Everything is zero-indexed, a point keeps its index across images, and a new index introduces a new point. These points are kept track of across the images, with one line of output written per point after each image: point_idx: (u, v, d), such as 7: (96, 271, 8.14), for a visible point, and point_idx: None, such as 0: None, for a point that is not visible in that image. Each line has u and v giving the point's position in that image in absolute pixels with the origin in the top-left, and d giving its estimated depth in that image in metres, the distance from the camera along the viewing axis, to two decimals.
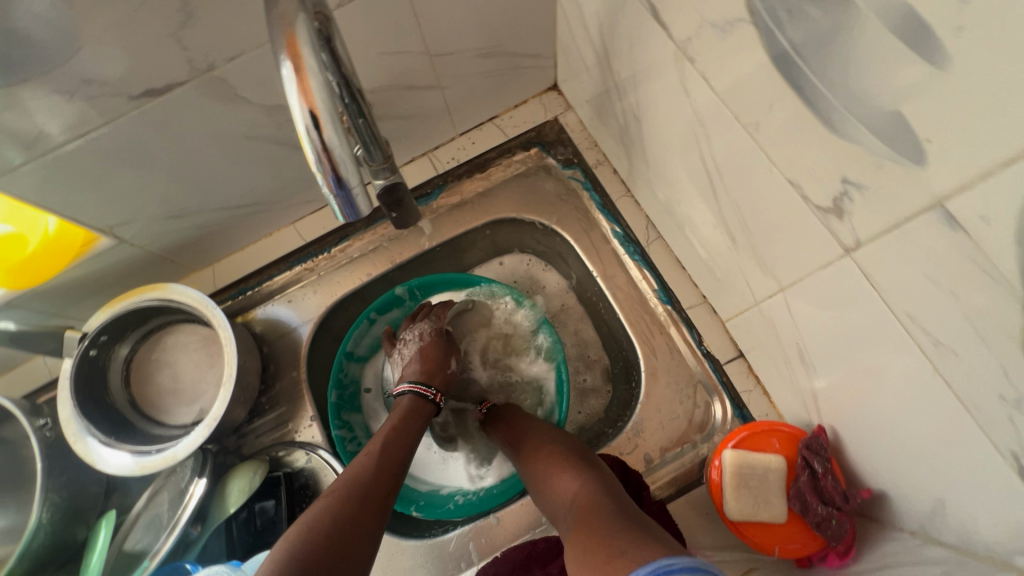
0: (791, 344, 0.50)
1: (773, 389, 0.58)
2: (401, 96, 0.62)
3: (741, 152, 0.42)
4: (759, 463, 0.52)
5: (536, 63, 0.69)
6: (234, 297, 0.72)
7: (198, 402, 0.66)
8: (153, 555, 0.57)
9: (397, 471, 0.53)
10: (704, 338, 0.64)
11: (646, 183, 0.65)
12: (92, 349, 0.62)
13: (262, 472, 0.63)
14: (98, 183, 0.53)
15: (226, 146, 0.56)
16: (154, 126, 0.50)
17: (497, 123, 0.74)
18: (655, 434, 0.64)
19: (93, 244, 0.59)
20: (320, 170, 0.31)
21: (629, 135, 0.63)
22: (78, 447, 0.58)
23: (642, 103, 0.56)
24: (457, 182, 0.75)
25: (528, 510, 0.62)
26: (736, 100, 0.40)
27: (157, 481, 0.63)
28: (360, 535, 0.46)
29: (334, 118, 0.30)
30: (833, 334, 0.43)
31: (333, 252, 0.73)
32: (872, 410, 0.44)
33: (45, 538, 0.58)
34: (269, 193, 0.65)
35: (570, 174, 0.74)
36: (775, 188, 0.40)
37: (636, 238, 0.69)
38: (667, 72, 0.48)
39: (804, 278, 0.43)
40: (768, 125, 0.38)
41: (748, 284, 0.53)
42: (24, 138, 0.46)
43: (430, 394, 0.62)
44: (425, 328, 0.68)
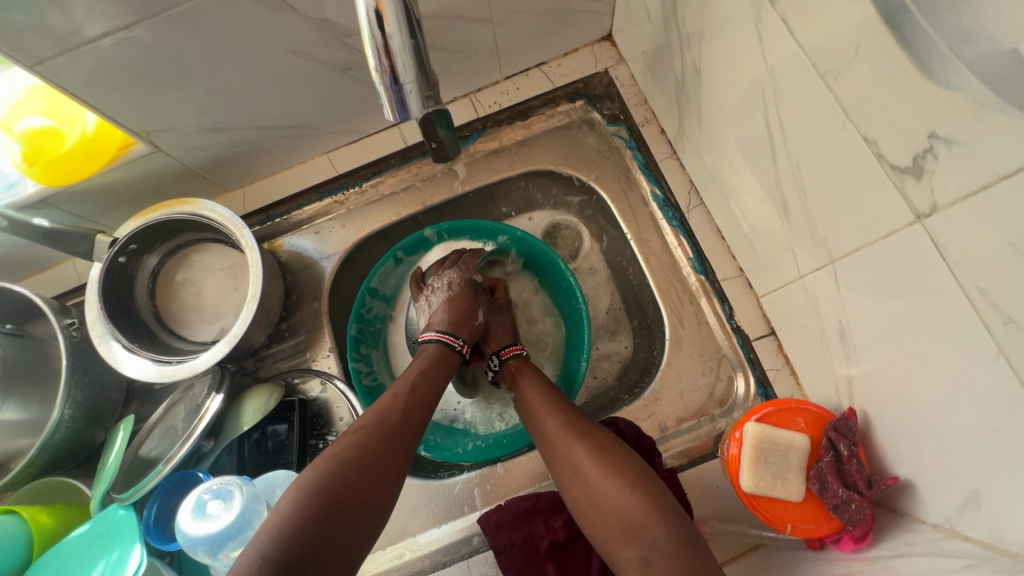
0: (832, 322, 0.48)
1: (802, 370, 0.56)
2: (451, 27, 0.59)
3: (812, 107, 0.39)
4: (782, 440, 0.50)
5: (594, 8, 0.65)
6: (262, 223, 0.71)
7: (220, 321, 0.66)
8: (168, 460, 0.57)
9: (423, 412, 0.53)
10: (736, 312, 0.62)
11: (695, 145, 0.62)
12: (121, 256, 0.62)
13: (277, 396, 0.63)
14: (135, 84, 0.52)
15: (268, 59, 0.54)
16: (195, 28, 0.49)
17: (544, 69, 0.72)
18: (672, 403, 0.63)
19: (129, 149, 0.59)
20: (376, 70, 0.31)
21: (685, 91, 0.59)
22: (101, 349, 0.59)
23: (705, 53, 0.52)
24: (497, 128, 0.72)
25: (537, 464, 0.62)
26: (818, 46, 0.37)
27: (174, 394, 0.64)
28: (386, 475, 0.46)
29: (398, 9, 0.29)
30: (884, 310, 0.41)
31: (365, 188, 0.71)
32: (912, 395, 0.42)
33: (66, 433, 0.59)
34: (307, 117, 0.64)
35: (614, 132, 0.71)
36: (845, 146, 0.38)
37: (676, 202, 0.67)
38: (742, 16, 0.44)
39: (860, 249, 0.41)
40: (851, 74, 0.35)
41: (794, 257, 0.51)
42: (62, 26, 0.45)
43: (457, 345, 0.61)
44: (454, 277, 0.67)
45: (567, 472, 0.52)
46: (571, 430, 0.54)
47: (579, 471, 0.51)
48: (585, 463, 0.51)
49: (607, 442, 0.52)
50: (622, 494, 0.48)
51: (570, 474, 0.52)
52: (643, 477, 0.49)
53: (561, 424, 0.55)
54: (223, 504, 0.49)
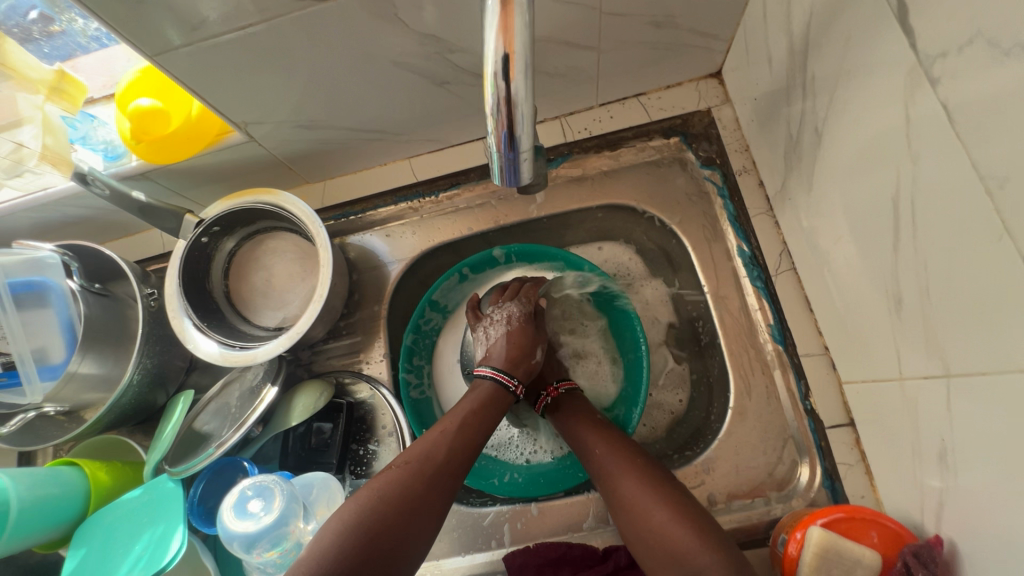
0: (931, 438, 0.43)
1: (881, 474, 0.51)
2: (555, 52, 0.57)
3: (958, 207, 0.35)
4: (850, 552, 0.46)
5: (708, 44, 0.61)
6: (337, 218, 0.72)
7: (284, 310, 0.68)
8: (219, 444, 0.58)
9: (471, 451, 0.52)
10: (813, 394, 0.57)
11: (797, 206, 0.57)
12: (203, 237, 0.64)
13: (327, 395, 0.63)
14: (245, 78, 0.53)
15: (371, 67, 0.54)
16: (309, 31, 0.49)
17: (642, 100, 0.68)
18: (725, 476, 0.59)
19: (225, 136, 0.60)
20: (493, 123, 0.26)
21: (796, 149, 0.54)
22: (174, 323, 0.61)
23: (830, 117, 0.47)
24: (582, 155, 0.69)
25: (572, 512, 0.60)
26: (984, 141, 0.32)
27: (232, 374, 0.66)
28: (426, 515, 0.46)
29: (527, 68, 0.24)
30: (1003, 447, 0.36)
31: (441, 198, 0.71)
32: (1015, 546, 0.37)
33: (132, 396, 0.62)
34: (396, 123, 0.64)
35: (707, 175, 0.67)
36: (994, 263, 0.33)
37: (764, 263, 0.62)
38: (886, 90, 0.39)
39: (987, 374, 0.36)
40: (1021, 186, 0.30)
41: (896, 354, 0.45)
42: (189, 19, 0.46)
43: (511, 385, 0.59)
44: (514, 310, 0.64)
45: (620, 505, 0.51)
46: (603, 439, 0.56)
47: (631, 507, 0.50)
48: (633, 493, 0.51)
49: (661, 478, 0.51)
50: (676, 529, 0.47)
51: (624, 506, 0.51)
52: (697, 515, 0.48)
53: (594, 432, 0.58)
54: (263, 504, 0.50)
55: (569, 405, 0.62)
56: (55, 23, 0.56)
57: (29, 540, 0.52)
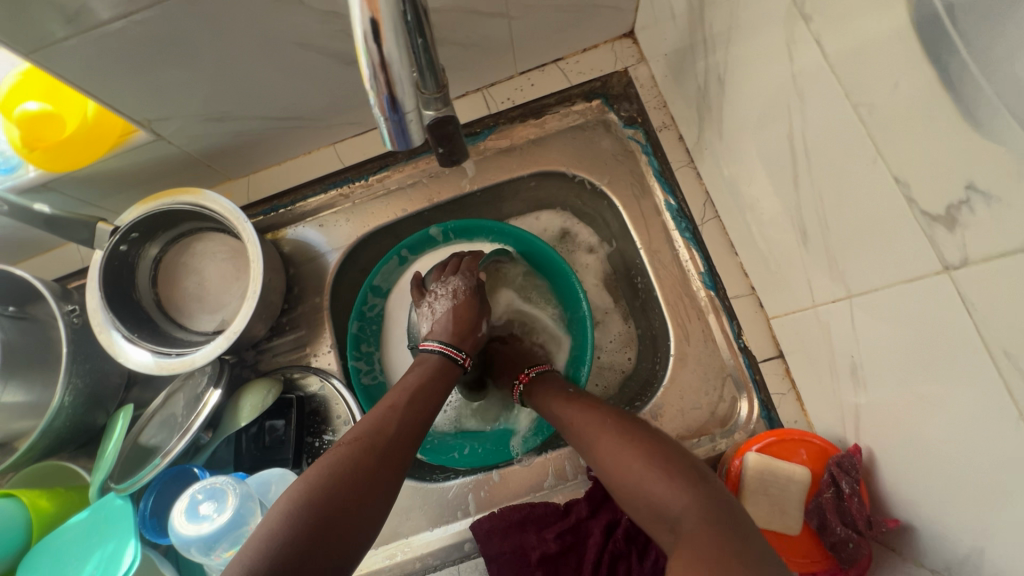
0: (843, 356, 0.47)
1: (808, 398, 0.55)
2: (464, 21, 0.57)
3: (841, 137, 0.37)
4: (783, 472, 0.50)
5: (616, 4, 0.62)
6: (266, 213, 0.70)
7: (220, 312, 0.66)
8: (165, 454, 0.57)
9: (421, 423, 0.53)
10: (744, 332, 0.60)
11: (714, 155, 0.59)
12: (122, 245, 0.61)
13: (275, 392, 0.62)
14: (141, 72, 0.51)
15: (276, 49, 0.53)
16: (203, 15, 0.47)
17: (561, 66, 0.68)
18: (673, 421, 0.62)
19: (131, 136, 0.58)
20: (372, 88, 0.25)
21: (706, 99, 0.56)
22: (101, 337, 0.59)
23: (730, 65, 0.49)
24: (508, 125, 0.70)
25: (532, 474, 0.61)
26: (854, 70, 0.34)
27: (174, 383, 0.64)
28: (378, 486, 0.46)
29: (399, 28, 0.24)
30: (901, 354, 0.39)
31: (371, 181, 0.70)
32: (918, 440, 0.40)
33: (67, 419, 0.60)
34: (313, 108, 0.62)
35: (631, 135, 0.69)
36: (874, 185, 0.35)
37: (690, 214, 0.64)
38: (772, 32, 0.41)
39: (880, 289, 0.39)
40: (887, 109, 0.32)
41: (810, 284, 0.48)
42: (66, 10, 0.43)
43: (459, 358, 0.60)
44: (459, 285, 0.65)
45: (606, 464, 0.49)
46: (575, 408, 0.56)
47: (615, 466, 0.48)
48: (608, 443, 0.49)
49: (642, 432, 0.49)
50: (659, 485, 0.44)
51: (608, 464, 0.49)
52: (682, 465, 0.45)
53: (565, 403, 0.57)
54: (216, 505, 0.49)
55: (550, 370, 0.63)
56: None
57: None
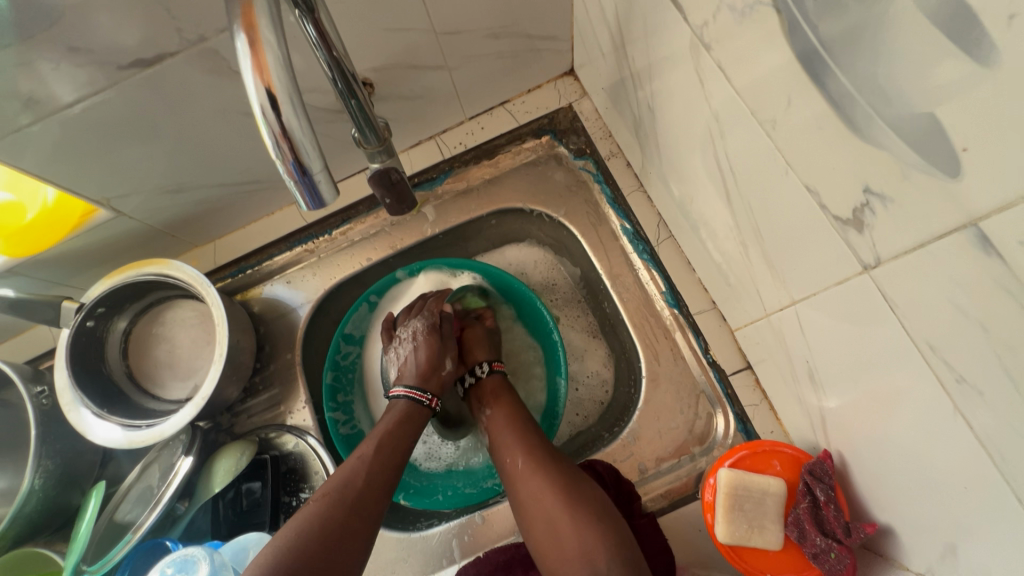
0: (800, 361, 0.47)
1: (780, 407, 0.55)
2: (406, 76, 0.60)
3: (756, 152, 0.38)
4: (756, 485, 0.50)
5: (552, 46, 0.65)
6: (233, 275, 0.71)
7: (192, 378, 0.66)
8: (136, 528, 0.56)
9: (391, 470, 0.52)
10: (711, 347, 0.60)
11: (660, 178, 0.61)
12: (89, 320, 0.62)
13: (249, 453, 0.62)
14: (95, 154, 0.53)
15: (225, 120, 0.55)
16: (149, 96, 0.49)
17: (508, 108, 0.71)
18: (651, 444, 0.61)
19: (92, 216, 0.59)
20: (278, 154, 0.26)
21: (643, 127, 0.59)
22: (71, 416, 0.59)
23: (657, 93, 0.51)
24: (463, 168, 0.72)
25: (515, 512, 0.60)
26: (754, 91, 0.36)
27: (149, 454, 0.63)
28: (351, 541, 0.46)
29: (295, 98, 0.25)
30: (847, 354, 0.40)
31: (335, 235, 0.71)
32: (880, 439, 0.40)
33: (38, 502, 0.59)
34: (270, 171, 0.64)
35: (581, 166, 0.71)
36: (791, 195, 0.37)
37: (646, 236, 0.66)
38: (683, 61, 0.43)
39: (817, 293, 0.40)
40: (787, 125, 0.34)
41: (761, 294, 0.49)
42: (15, 104, 0.45)
43: (425, 399, 0.60)
44: (419, 326, 0.65)
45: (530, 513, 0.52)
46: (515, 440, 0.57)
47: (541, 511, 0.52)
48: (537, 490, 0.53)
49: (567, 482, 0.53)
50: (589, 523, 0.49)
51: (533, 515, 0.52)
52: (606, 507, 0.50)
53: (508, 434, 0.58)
54: None
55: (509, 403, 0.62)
56: None
57: None
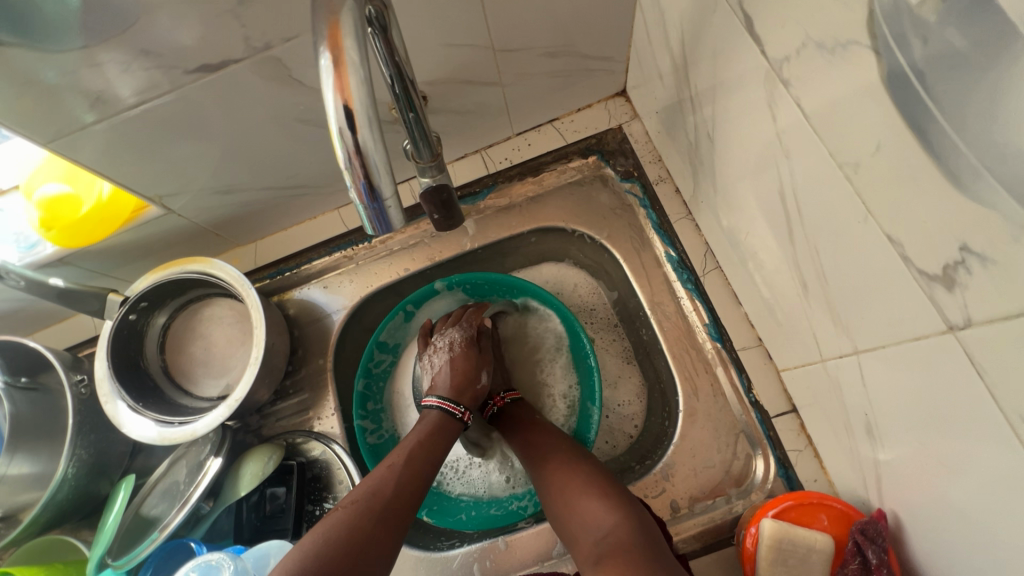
0: (857, 413, 0.44)
1: (827, 455, 0.52)
2: (460, 90, 0.59)
3: (829, 193, 0.37)
4: (803, 541, 0.47)
5: (606, 67, 0.64)
6: (272, 276, 0.71)
7: (225, 377, 0.66)
8: (164, 527, 0.57)
9: (420, 481, 0.51)
10: (754, 386, 0.58)
11: (711, 208, 0.59)
12: (132, 313, 0.63)
13: (276, 458, 0.62)
14: (151, 152, 0.53)
15: (279, 126, 0.55)
16: (209, 100, 0.50)
17: (556, 126, 0.71)
18: (686, 481, 0.59)
19: (142, 212, 0.60)
20: (349, 173, 0.26)
21: (698, 154, 0.57)
22: (107, 408, 0.59)
23: (718, 122, 0.50)
24: (508, 184, 0.71)
25: (539, 541, 0.58)
26: (835, 132, 0.34)
27: (178, 450, 0.64)
28: (376, 554, 0.45)
29: (374, 120, 0.25)
30: (915, 413, 0.37)
31: (374, 243, 0.71)
32: (944, 506, 0.38)
33: (70, 490, 0.60)
34: (317, 177, 0.64)
35: (628, 188, 0.69)
36: (868, 242, 0.35)
37: (691, 265, 0.64)
38: (753, 93, 0.42)
39: (886, 346, 0.37)
40: (871, 170, 0.32)
41: (816, 339, 0.47)
42: (81, 103, 0.46)
43: (457, 412, 0.59)
44: (456, 336, 0.65)
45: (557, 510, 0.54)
46: (537, 434, 0.60)
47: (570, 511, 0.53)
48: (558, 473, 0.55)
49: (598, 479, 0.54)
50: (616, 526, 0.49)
51: (562, 511, 0.53)
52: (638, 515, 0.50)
53: (530, 428, 0.61)
54: None
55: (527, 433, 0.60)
56: None
57: None
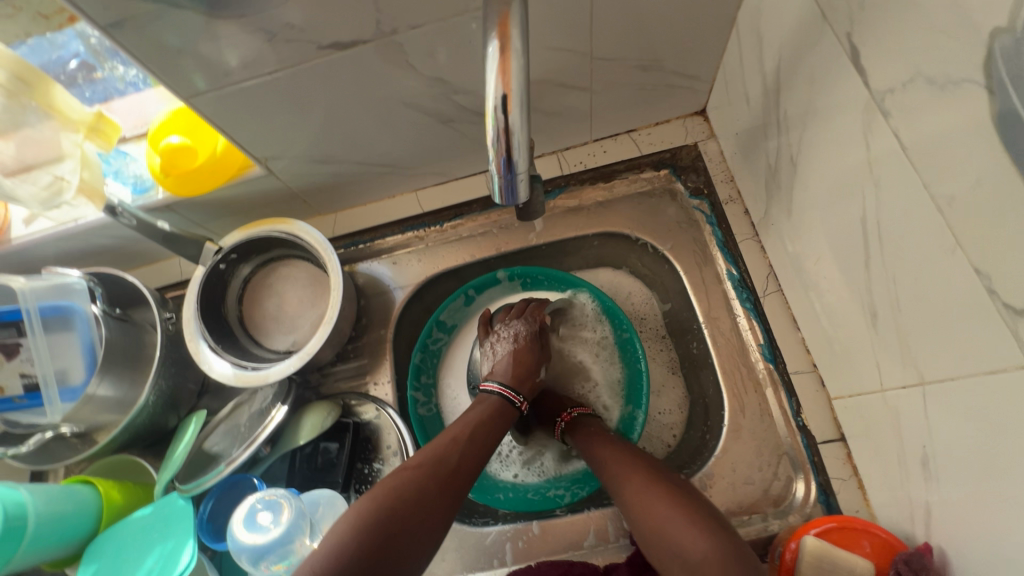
0: (914, 445, 0.45)
1: (873, 486, 0.52)
2: (551, 91, 0.63)
3: (917, 223, 0.38)
4: (844, 562, 0.48)
5: (692, 85, 0.67)
6: (347, 247, 0.76)
7: (294, 333, 0.71)
8: (229, 461, 0.60)
9: (480, 456, 0.54)
10: (804, 410, 0.59)
11: (780, 231, 0.61)
12: (222, 263, 0.68)
13: (334, 415, 0.65)
14: (269, 117, 0.58)
15: (384, 107, 0.59)
16: (329, 74, 0.54)
17: (633, 136, 0.73)
18: (723, 493, 0.60)
19: (246, 170, 0.65)
20: (494, 149, 0.30)
21: (776, 178, 0.59)
22: (190, 345, 0.64)
23: (804, 148, 0.51)
24: (578, 187, 0.74)
25: (573, 530, 0.60)
26: (934, 165, 0.35)
27: (242, 397, 0.68)
28: (436, 515, 0.48)
29: (523, 104, 0.28)
30: (980, 452, 0.38)
31: (445, 227, 0.75)
32: (997, 545, 0.38)
33: (147, 417, 0.65)
34: (405, 158, 0.69)
35: (696, 205, 0.72)
36: (951, 272, 0.36)
37: (752, 285, 0.65)
38: (848, 122, 0.44)
39: (957, 378, 0.38)
40: (967, 204, 0.33)
41: (877, 367, 0.48)
42: (220, 66, 0.51)
43: (517, 400, 0.61)
44: (521, 329, 0.67)
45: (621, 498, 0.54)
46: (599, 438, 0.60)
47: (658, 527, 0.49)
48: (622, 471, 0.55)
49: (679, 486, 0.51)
50: (712, 552, 0.45)
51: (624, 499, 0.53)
52: (732, 539, 0.46)
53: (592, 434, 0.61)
54: (273, 516, 0.52)
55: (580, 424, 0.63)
56: (97, 71, 0.61)
57: (40, 555, 0.55)
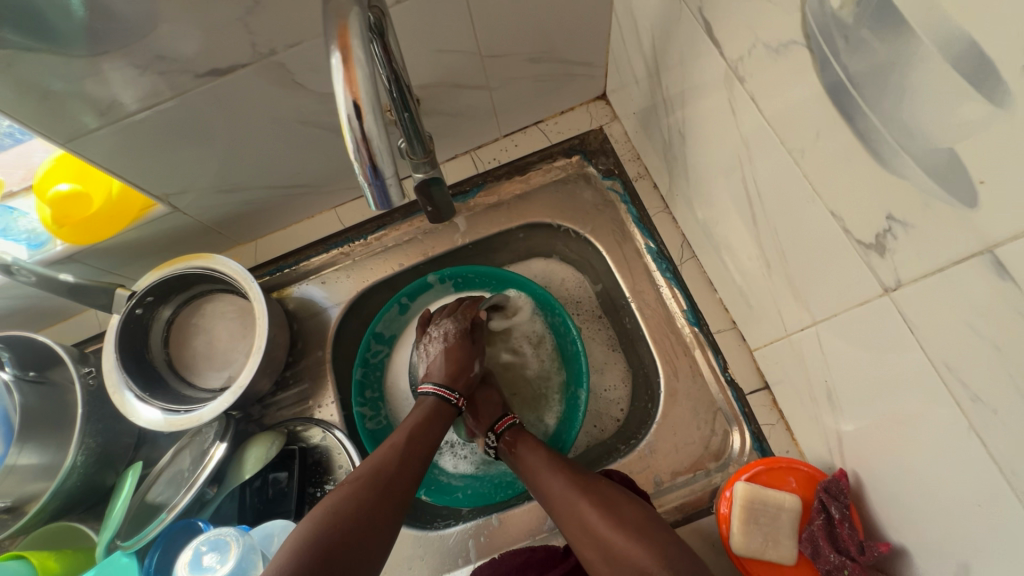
0: (819, 381, 0.48)
1: (796, 426, 0.56)
2: (450, 93, 0.64)
3: (782, 177, 0.41)
4: (772, 501, 0.52)
5: (587, 72, 0.69)
6: (272, 273, 0.74)
7: (227, 369, 0.69)
8: (172, 508, 0.59)
9: (420, 457, 0.55)
10: (730, 365, 0.62)
11: (686, 201, 0.64)
12: (138, 308, 0.66)
13: (279, 443, 0.65)
14: (163, 151, 0.56)
15: (282, 128, 0.59)
16: (216, 102, 0.53)
17: (542, 127, 0.75)
18: (667, 457, 0.63)
19: (149, 210, 0.63)
20: (357, 159, 0.30)
21: (672, 151, 0.62)
22: (115, 398, 0.62)
23: (688, 120, 0.54)
24: (496, 183, 0.75)
25: (532, 516, 0.62)
26: (784, 122, 0.38)
27: (182, 440, 0.66)
28: (380, 523, 0.48)
29: (377, 111, 0.29)
30: (867, 378, 0.41)
31: (370, 240, 0.75)
32: (895, 460, 0.41)
33: (79, 478, 0.62)
34: (316, 176, 0.68)
35: (609, 185, 0.74)
36: (815, 218, 0.39)
37: (670, 254, 0.68)
38: (715, 91, 0.47)
39: (838, 314, 0.41)
40: (814, 154, 0.36)
41: (780, 315, 0.51)
42: (98, 105, 0.49)
43: (453, 398, 0.63)
44: (450, 328, 0.69)
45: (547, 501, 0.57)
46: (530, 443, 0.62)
47: (608, 551, 0.51)
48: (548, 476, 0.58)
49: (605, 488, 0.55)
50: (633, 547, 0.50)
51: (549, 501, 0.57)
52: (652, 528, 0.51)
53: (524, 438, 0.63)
54: (219, 556, 0.51)
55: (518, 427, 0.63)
56: None
57: None
